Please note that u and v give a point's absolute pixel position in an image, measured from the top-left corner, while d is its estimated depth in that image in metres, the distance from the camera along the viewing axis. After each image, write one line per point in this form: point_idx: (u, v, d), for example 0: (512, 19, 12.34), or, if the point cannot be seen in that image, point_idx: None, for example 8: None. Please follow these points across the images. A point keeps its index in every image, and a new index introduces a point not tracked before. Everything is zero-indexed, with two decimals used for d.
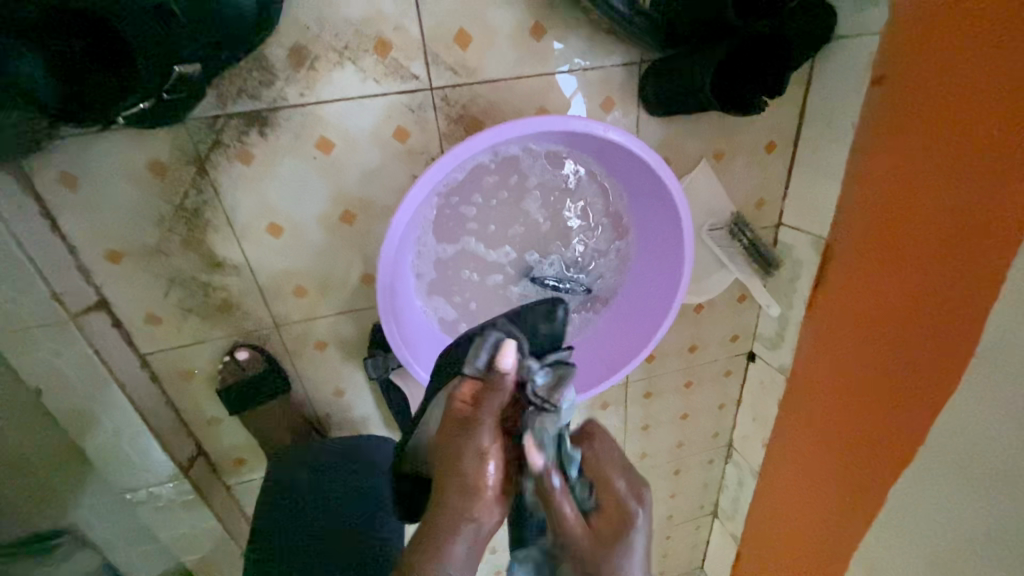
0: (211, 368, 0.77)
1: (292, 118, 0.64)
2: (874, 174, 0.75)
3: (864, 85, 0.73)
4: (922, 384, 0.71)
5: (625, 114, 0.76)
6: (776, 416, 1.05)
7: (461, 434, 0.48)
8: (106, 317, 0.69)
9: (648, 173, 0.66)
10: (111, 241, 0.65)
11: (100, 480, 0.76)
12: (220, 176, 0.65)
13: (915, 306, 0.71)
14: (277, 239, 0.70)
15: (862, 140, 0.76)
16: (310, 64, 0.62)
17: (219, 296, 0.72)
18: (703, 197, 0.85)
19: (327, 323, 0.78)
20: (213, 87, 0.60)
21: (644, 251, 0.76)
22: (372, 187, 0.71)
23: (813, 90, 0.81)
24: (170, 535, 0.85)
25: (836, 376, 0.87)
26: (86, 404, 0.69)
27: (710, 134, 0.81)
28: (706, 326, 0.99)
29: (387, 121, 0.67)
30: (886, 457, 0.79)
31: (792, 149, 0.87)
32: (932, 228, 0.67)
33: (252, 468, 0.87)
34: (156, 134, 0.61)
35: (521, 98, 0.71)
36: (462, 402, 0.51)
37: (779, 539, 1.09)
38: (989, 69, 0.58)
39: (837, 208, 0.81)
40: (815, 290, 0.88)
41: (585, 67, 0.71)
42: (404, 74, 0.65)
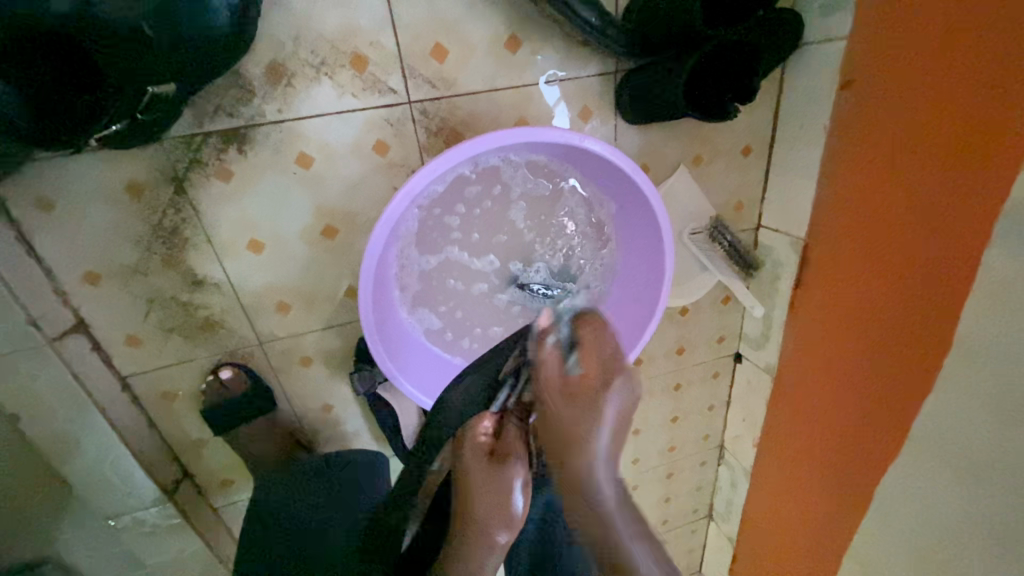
0: (195, 387, 0.75)
1: (271, 134, 0.64)
2: (848, 175, 0.76)
3: (833, 89, 0.75)
4: (904, 379, 0.72)
5: (603, 123, 0.78)
6: (765, 416, 1.06)
7: (488, 470, 0.53)
8: (85, 340, 0.67)
9: (628, 180, 0.67)
10: (88, 262, 0.64)
11: (81, 508, 0.74)
12: (199, 193, 0.64)
13: (894, 302, 0.72)
14: (258, 255, 0.70)
15: (833, 142, 0.78)
16: (288, 80, 0.62)
17: (200, 314, 0.71)
18: (683, 202, 0.86)
19: (312, 338, 0.77)
20: (190, 105, 0.60)
21: (628, 258, 0.77)
22: (354, 201, 0.71)
23: (784, 95, 0.83)
24: (156, 562, 0.82)
25: (821, 374, 0.88)
26: (65, 430, 0.67)
27: (687, 140, 0.83)
28: (692, 329, 1.00)
29: (367, 135, 0.68)
30: (873, 452, 0.80)
31: (767, 152, 0.89)
32: (907, 225, 0.69)
33: (239, 489, 0.86)
34: (132, 154, 0.60)
35: (500, 109, 0.72)
36: (484, 438, 0.56)
37: (774, 539, 1.09)
38: (951, 72, 0.60)
39: (814, 209, 0.83)
40: (796, 289, 0.90)
41: (561, 77, 0.73)
42: (382, 88, 0.66)
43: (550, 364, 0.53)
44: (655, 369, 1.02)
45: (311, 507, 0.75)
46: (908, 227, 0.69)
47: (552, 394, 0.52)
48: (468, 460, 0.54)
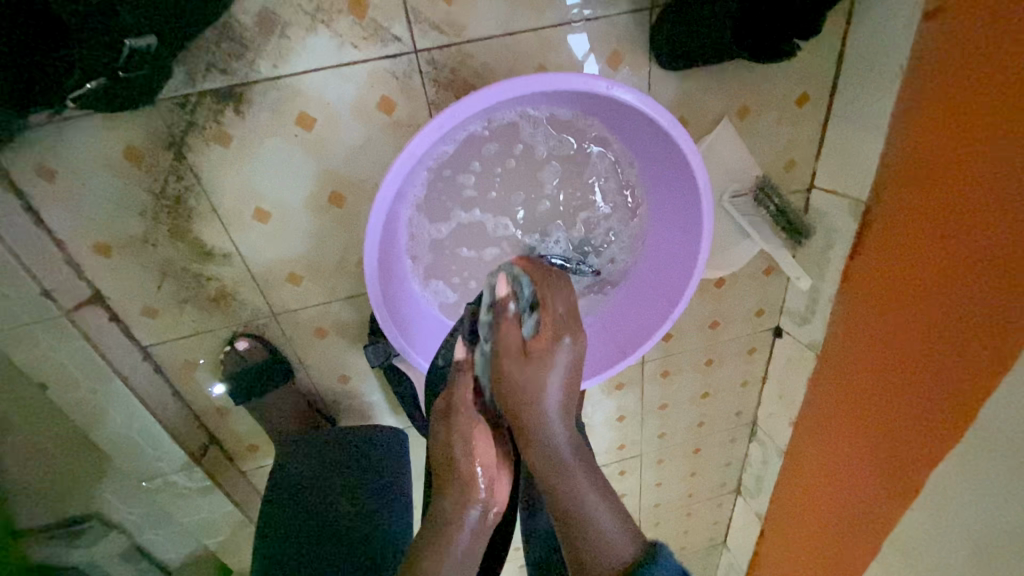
0: (214, 358, 0.75)
1: (268, 93, 0.59)
2: (926, 131, 0.65)
3: (913, 22, 0.63)
4: (970, 358, 0.64)
5: (634, 71, 0.68)
6: (805, 395, 0.99)
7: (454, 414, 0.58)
8: (103, 311, 0.67)
9: (661, 135, 0.58)
10: (97, 234, 0.63)
11: (116, 471, 0.77)
12: (199, 160, 0.61)
13: (965, 286, 0.63)
14: (265, 225, 0.67)
15: (909, 86, 0.66)
16: (281, 30, 0.57)
17: (211, 286, 0.70)
18: (725, 159, 0.76)
19: (327, 310, 0.75)
20: (181, 62, 0.56)
21: (660, 226, 0.69)
22: (360, 165, 0.66)
23: (852, 33, 0.71)
24: (191, 520, 0.86)
25: (871, 354, 0.81)
26: (93, 398, 0.69)
27: (733, 87, 0.72)
28: (728, 301, 0.92)
29: (370, 92, 0.62)
30: (924, 445, 0.73)
31: (827, 100, 0.77)
32: (989, 195, 0.59)
33: (264, 455, 0.88)
34: (127, 118, 0.57)
35: (516, 58, 0.64)
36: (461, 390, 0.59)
37: (807, 519, 1.05)
38: None
39: (878, 165, 0.72)
40: (850, 260, 0.80)
41: (586, 18, 0.64)
42: (385, 36, 0.59)
43: (509, 329, 0.56)
44: (685, 344, 0.96)
45: (344, 490, 0.73)
46: (990, 187, 0.59)
47: (512, 361, 0.53)
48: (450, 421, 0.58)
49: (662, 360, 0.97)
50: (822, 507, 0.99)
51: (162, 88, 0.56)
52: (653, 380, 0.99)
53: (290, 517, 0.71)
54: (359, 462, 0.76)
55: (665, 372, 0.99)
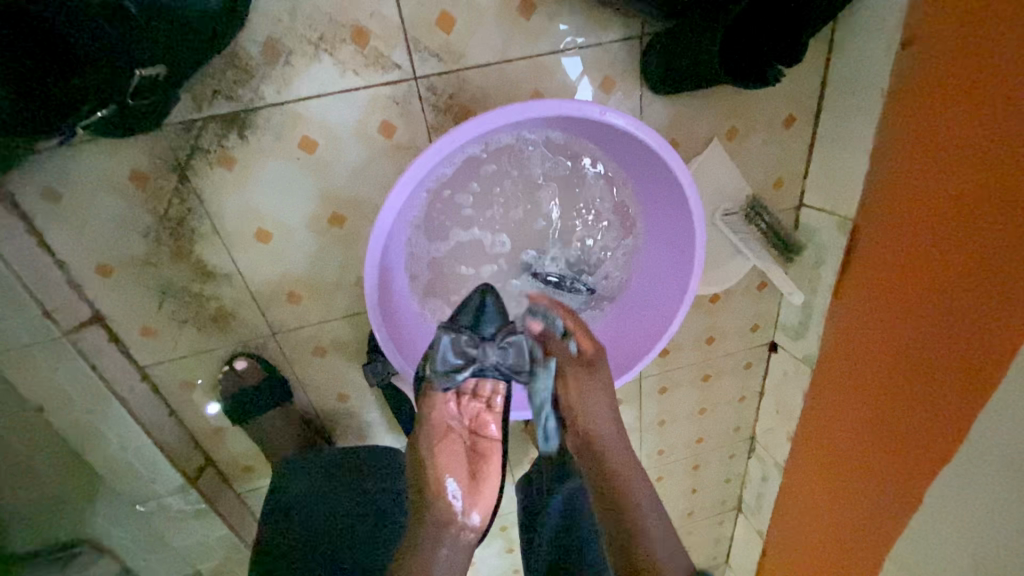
0: (212, 378, 0.75)
1: (272, 117, 0.61)
2: (910, 151, 0.67)
3: (892, 49, 0.66)
4: (961, 372, 0.65)
5: (627, 96, 0.71)
6: (802, 410, 0.99)
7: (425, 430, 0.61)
8: (103, 331, 0.68)
9: (653, 157, 0.60)
10: (99, 255, 0.64)
11: (110, 494, 0.76)
12: (203, 182, 0.62)
13: (952, 301, 0.65)
14: (266, 245, 0.68)
15: (891, 109, 0.69)
16: (286, 58, 0.59)
17: (212, 306, 0.70)
18: (716, 179, 0.79)
19: (326, 328, 0.76)
20: (187, 89, 0.57)
21: (654, 243, 0.71)
22: (361, 186, 0.67)
23: (834, 58, 0.74)
24: (184, 544, 0.85)
25: (864, 368, 0.82)
26: (89, 419, 0.69)
27: (722, 110, 0.75)
28: (723, 316, 0.94)
29: (371, 116, 0.64)
30: (919, 460, 0.74)
31: (813, 122, 0.80)
32: (971, 213, 0.61)
33: (260, 476, 0.87)
34: (133, 142, 0.59)
35: (513, 83, 0.67)
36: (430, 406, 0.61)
37: (807, 537, 1.04)
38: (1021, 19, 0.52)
39: (864, 184, 0.74)
40: (841, 276, 0.82)
41: (579, 45, 0.66)
42: (386, 63, 0.62)
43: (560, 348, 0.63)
44: (682, 359, 0.96)
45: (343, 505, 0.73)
46: (972, 205, 0.61)
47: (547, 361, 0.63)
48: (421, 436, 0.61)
49: (660, 376, 0.97)
50: (822, 523, 0.99)
51: (168, 113, 0.57)
52: (651, 395, 1.00)
53: (288, 532, 0.71)
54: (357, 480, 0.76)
55: (662, 388, 0.99)
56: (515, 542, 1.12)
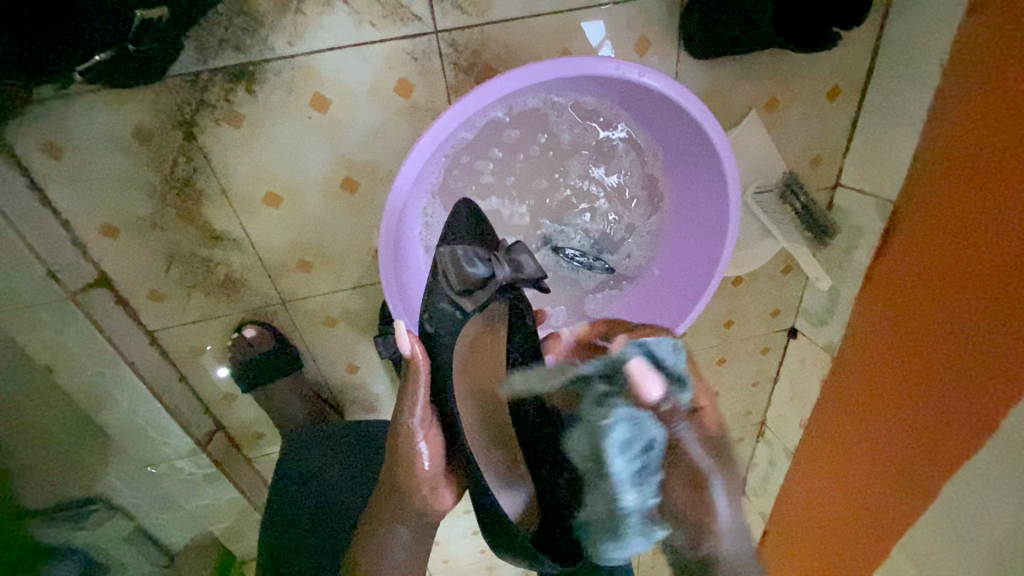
0: (222, 344, 0.74)
1: (282, 72, 0.57)
2: (962, 130, 0.62)
3: (958, 14, 0.60)
4: (990, 367, 0.62)
5: (662, 60, 0.66)
6: (818, 398, 0.97)
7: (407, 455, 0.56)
8: (110, 294, 0.66)
9: (689, 126, 0.56)
10: (104, 214, 0.61)
11: (123, 455, 0.77)
12: (209, 140, 0.59)
13: (987, 292, 0.62)
14: (276, 210, 0.65)
15: (949, 82, 0.63)
16: (297, 6, 0.54)
17: (221, 271, 0.68)
18: (751, 154, 0.74)
19: (337, 298, 0.74)
20: (192, 37, 0.53)
21: (681, 220, 0.67)
22: (375, 150, 0.64)
23: (891, 23, 0.68)
24: (197, 505, 0.86)
25: (888, 358, 0.79)
26: (101, 381, 0.68)
27: (763, 78, 0.70)
28: (744, 299, 0.90)
29: (388, 73, 0.59)
30: (942, 452, 0.72)
31: (859, 94, 0.74)
32: (1018, 200, 0.57)
33: (270, 442, 0.87)
34: (134, 95, 0.55)
35: (541, 41, 0.62)
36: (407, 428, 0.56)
37: (814, 522, 1.03)
38: None
39: (909, 165, 0.70)
40: (875, 261, 0.78)
41: (615, 1, 0.61)
42: (405, 14, 0.57)
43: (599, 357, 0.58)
44: (698, 341, 0.94)
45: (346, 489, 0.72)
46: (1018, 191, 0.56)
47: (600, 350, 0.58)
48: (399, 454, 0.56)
49: None
50: (829, 511, 0.98)
51: (172, 64, 0.53)
52: None
53: (292, 520, 0.69)
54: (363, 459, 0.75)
55: None
56: None
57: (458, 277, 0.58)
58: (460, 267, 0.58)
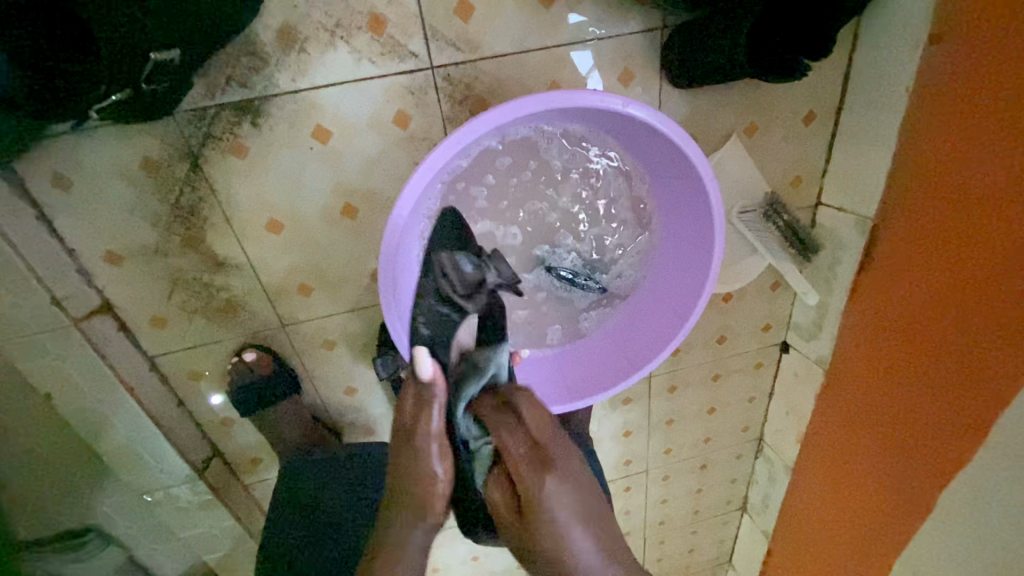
0: (221, 369, 0.75)
1: (285, 106, 0.60)
2: (934, 150, 0.66)
3: (919, 45, 0.64)
4: (977, 376, 0.64)
5: (646, 90, 0.70)
6: (813, 412, 0.98)
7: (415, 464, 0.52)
8: (112, 321, 0.67)
9: (673, 151, 0.59)
10: (110, 243, 0.63)
11: (118, 483, 0.76)
12: (214, 171, 0.61)
13: (968, 303, 0.64)
14: (278, 236, 0.67)
15: (915, 106, 0.67)
16: (301, 45, 0.57)
17: (222, 297, 0.69)
18: (734, 175, 0.77)
19: (335, 321, 0.75)
20: (200, 75, 0.56)
21: (669, 240, 0.70)
22: (373, 177, 0.66)
23: (858, 53, 0.73)
24: (191, 535, 0.85)
25: (877, 369, 0.81)
26: (99, 408, 0.69)
27: (742, 105, 0.73)
28: (735, 316, 0.92)
29: (386, 105, 0.63)
30: (933, 461, 0.73)
31: (834, 119, 0.78)
32: (996, 215, 0.59)
33: (268, 468, 0.86)
34: (144, 129, 0.58)
35: (531, 75, 0.65)
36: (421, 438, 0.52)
37: (814, 537, 1.03)
38: None
39: (885, 184, 0.73)
40: (858, 275, 0.80)
41: (599, 37, 0.65)
42: (402, 52, 0.60)
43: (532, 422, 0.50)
44: (693, 358, 0.95)
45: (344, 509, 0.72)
46: (993, 207, 0.60)
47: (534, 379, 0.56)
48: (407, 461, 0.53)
49: (669, 374, 0.96)
50: (829, 525, 0.98)
51: (181, 100, 0.56)
52: (660, 394, 0.99)
53: (292, 540, 0.69)
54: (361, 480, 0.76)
55: (672, 386, 0.99)
56: None
57: (455, 279, 0.58)
58: (457, 270, 0.58)
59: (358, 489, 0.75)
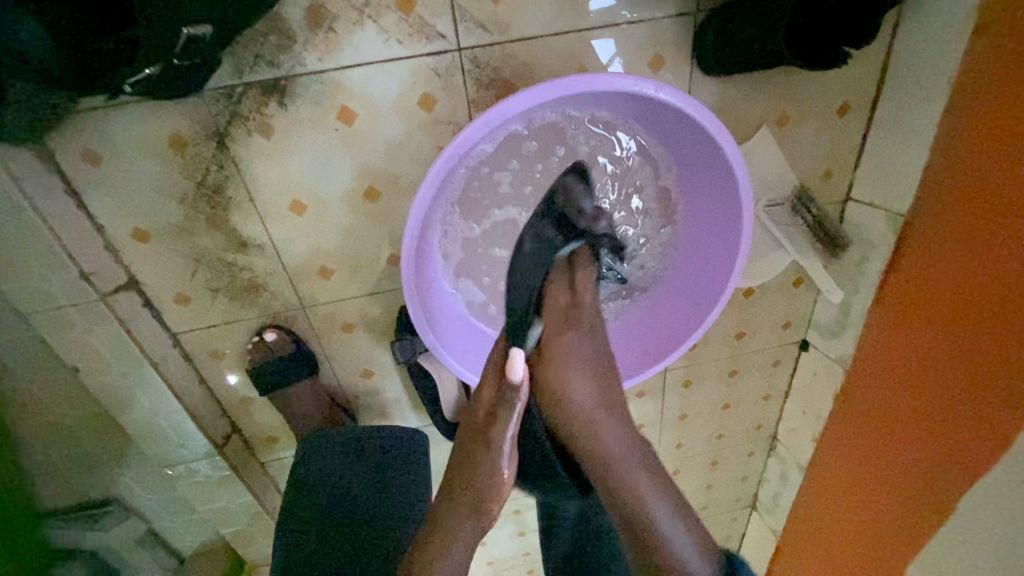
0: (242, 348, 0.76)
1: (312, 86, 0.60)
2: (975, 148, 0.63)
3: (965, 34, 0.62)
4: (1004, 382, 0.63)
5: (675, 77, 0.68)
6: (831, 412, 0.96)
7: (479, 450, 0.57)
8: (137, 297, 0.68)
9: (703, 140, 0.57)
10: (137, 220, 0.64)
11: (141, 455, 0.78)
12: (240, 150, 0.62)
13: (998, 306, 0.62)
14: (300, 218, 0.67)
15: (958, 99, 0.64)
16: (329, 24, 0.57)
17: (244, 276, 0.70)
18: (762, 167, 0.75)
19: (355, 304, 0.75)
20: (228, 53, 0.56)
21: (694, 232, 0.69)
22: (397, 161, 0.66)
23: (899, 43, 0.70)
24: (210, 509, 0.87)
25: (900, 371, 0.79)
26: (124, 382, 0.70)
27: (774, 95, 0.71)
28: (756, 311, 0.91)
29: (412, 88, 0.62)
30: (953, 466, 0.72)
31: (869, 111, 0.76)
32: None
33: (284, 447, 0.88)
34: (172, 107, 0.58)
35: (559, 59, 0.64)
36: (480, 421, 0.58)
37: (824, 538, 1.03)
38: None
39: (920, 180, 0.71)
40: (886, 274, 0.78)
41: (630, 21, 0.63)
42: (430, 33, 0.60)
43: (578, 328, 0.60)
44: (710, 353, 0.94)
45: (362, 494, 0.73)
46: None
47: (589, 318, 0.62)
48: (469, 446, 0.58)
49: (685, 369, 0.95)
50: (841, 526, 0.97)
51: (209, 78, 0.56)
52: (675, 388, 0.98)
53: (314, 527, 0.69)
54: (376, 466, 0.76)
55: (687, 381, 0.98)
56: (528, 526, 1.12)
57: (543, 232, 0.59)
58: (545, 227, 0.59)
59: (377, 480, 0.75)
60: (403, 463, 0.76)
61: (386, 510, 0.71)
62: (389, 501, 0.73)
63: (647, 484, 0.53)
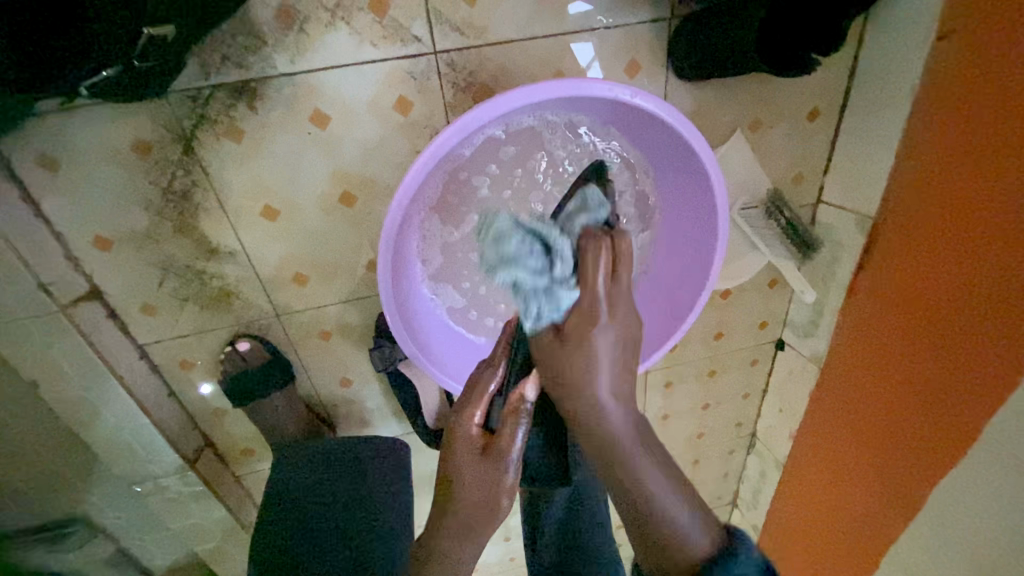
0: (214, 358, 0.73)
1: (283, 89, 0.58)
2: (937, 153, 0.66)
3: (927, 42, 0.64)
4: (969, 376, 0.65)
5: (652, 82, 0.69)
6: (807, 409, 0.98)
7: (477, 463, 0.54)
8: (100, 308, 0.65)
9: (681, 146, 0.58)
10: (99, 227, 0.61)
11: (107, 472, 0.75)
12: (208, 154, 0.59)
13: (962, 303, 0.65)
14: (273, 223, 0.65)
15: (920, 106, 0.67)
16: (300, 26, 0.56)
17: (215, 284, 0.68)
18: (736, 171, 0.77)
19: (331, 311, 0.74)
20: (195, 54, 0.54)
21: (670, 236, 0.69)
22: (373, 165, 0.65)
23: (864, 51, 0.72)
24: (182, 526, 0.84)
25: (872, 368, 0.81)
26: (87, 397, 0.67)
27: (748, 100, 0.73)
28: (733, 312, 0.93)
29: (388, 91, 0.61)
30: (922, 459, 0.74)
31: (837, 117, 0.78)
32: (990, 217, 0.60)
33: (261, 459, 0.85)
34: (136, 110, 0.56)
35: (536, 64, 0.64)
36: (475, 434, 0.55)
37: (800, 531, 1.06)
38: None
39: (886, 183, 0.73)
40: (857, 274, 0.81)
41: (607, 26, 0.64)
42: (405, 36, 0.59)
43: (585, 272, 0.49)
44: (690, 354, 0.96)
45: (340, 502, 0.72)
46: (988, 209, 0.60)
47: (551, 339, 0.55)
48: (462, 458, 0.55)
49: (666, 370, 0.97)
50: (817, 521, 1.00)
51: (175, 80, 0.54)
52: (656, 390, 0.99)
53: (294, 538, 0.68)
54: (352, 473, 0.75)
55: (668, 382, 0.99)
56: (512, 531, 1.12)
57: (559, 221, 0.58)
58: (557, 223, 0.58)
59: (353, 487, 0.73)
60: (380, 470, 0.75)
61: (360, 514, 0.71)
62: (368, 508, 0.71)
63: (645, 469, 0.47)
